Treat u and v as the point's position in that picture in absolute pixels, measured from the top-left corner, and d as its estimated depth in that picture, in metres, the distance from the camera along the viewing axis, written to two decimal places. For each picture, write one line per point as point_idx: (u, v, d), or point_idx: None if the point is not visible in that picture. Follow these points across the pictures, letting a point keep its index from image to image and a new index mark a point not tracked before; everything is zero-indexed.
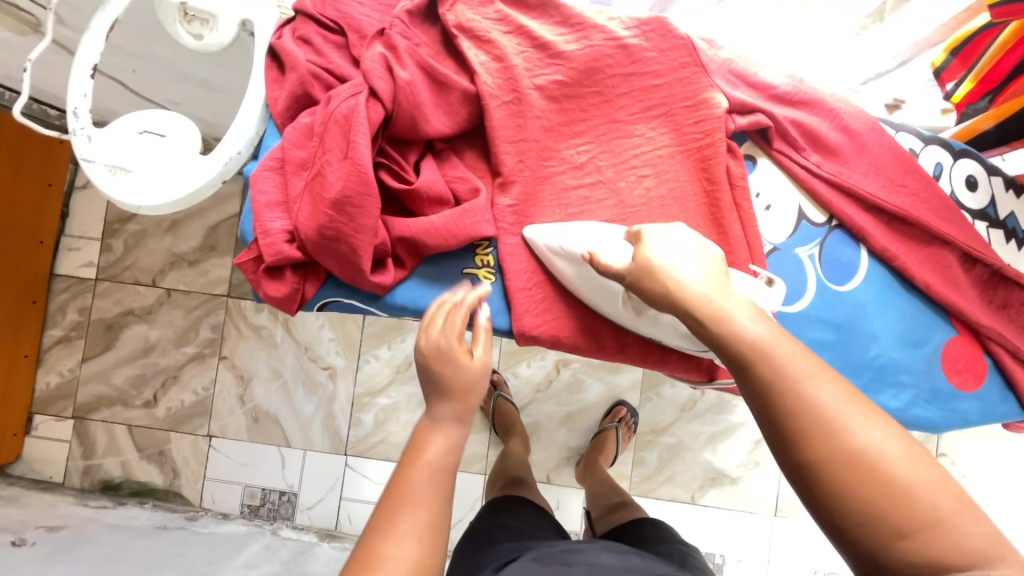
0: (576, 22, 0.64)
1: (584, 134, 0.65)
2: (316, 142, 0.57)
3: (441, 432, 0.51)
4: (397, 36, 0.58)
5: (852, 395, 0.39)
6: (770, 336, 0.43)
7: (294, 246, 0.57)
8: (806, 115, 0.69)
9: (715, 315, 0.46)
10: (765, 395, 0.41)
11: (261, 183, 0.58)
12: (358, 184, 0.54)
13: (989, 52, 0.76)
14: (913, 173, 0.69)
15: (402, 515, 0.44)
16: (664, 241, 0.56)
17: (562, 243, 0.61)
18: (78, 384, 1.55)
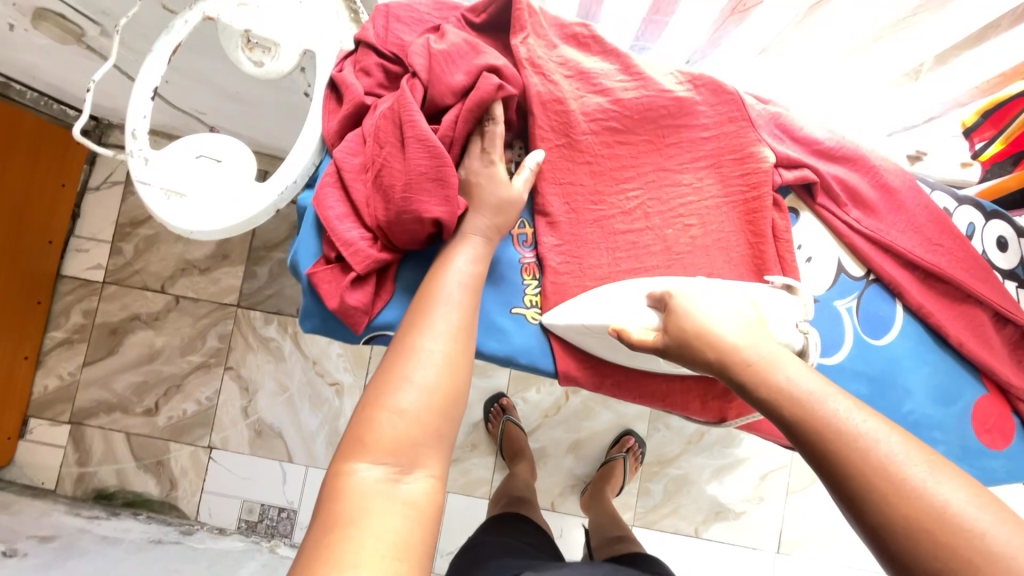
0: (635, 72, 0.66)
1: (633, 180, 0.66)
2: (371, 146, 0.57)
3: (467, 245, 0.58)
4: (457, 58, 0.57)
5: (908, 443, 0.41)
6: (816, 392, 0.45)
7: (378, 247, 0.57)
8: (847, 171, 0.70)
9: (759, 374, 0.48)
10: (821, 453, 0.42)
11: (328, 199, 0.58)
12: (430, 159, 0.53)
13: (1015, 123, 0.79)
14: (948, 232, 0.71)
15: (434, 314, 0.53)
16: (703, 295, 0.55)
17: (585, 321, 0.59)
18: (78, 388, 1.52)
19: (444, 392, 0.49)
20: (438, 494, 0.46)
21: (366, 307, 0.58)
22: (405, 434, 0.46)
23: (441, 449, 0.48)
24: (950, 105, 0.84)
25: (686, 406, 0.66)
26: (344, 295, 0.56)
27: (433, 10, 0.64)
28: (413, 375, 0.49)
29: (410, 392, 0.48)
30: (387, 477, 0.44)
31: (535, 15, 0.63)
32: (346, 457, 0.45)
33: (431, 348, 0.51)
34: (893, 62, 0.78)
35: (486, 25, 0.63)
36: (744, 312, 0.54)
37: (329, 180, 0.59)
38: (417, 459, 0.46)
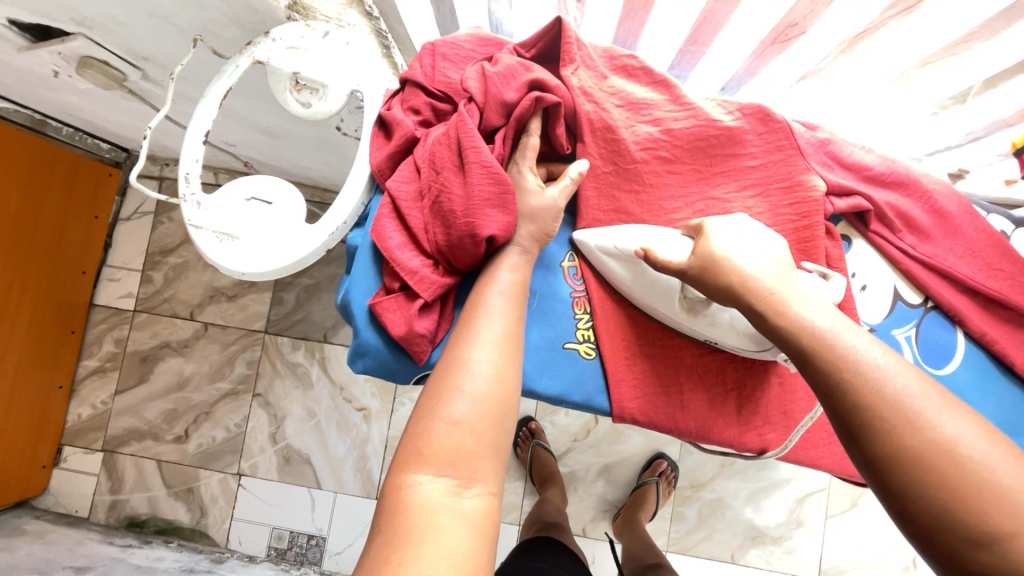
0: (686, 102, 0.64)
1: (682, 211, 0.64)
2: (426, 172, 0.55)
3: (510, 258, 0.56)
4: (509, 80, 0.56)
5: (923, 381, 0.41)
6: (834, 326, 0.45)
7: (439, 271, 0.55)
8: (900, 196, 0.68)
9: (775, 306, 0.48)
10: (831, 386, 0.42)
11: (386, 228, 0.56)
12: (493, 185, 0.53)
13: None
14: (1008, 256, 0.68)
15: (482, 323, 0.51)
16: (729, 233, 0.54)
17: (615, 243, 0.59)
18: (110, 416, 1.53)
19: (497, 402, 0.48)
20: (495, 509, 0.44)
21: (431, 335, 0.56)
22: (462, 446, 0.45)
23: (498, 464, 0.46)
24: (996, 124, 0.82)
25: (742, 441, 0.62)
26: (413, 323, 0.54)
27: (477, 45, 0.63)
28: (465, 385, 0.48)
29: (462, 402, 0.47)
30: (449, 490, 0.43)
31: (584, 46, 0.61)
32: (405, 471, 0.44)
33: (483, 358, 0.49)
34: (938, 88, 0.76)
35: (537, 57, 0.62)
36: (769, 249, 0.53)
37: (383, 210, 0.57)
38: (477, 468, 0.45)
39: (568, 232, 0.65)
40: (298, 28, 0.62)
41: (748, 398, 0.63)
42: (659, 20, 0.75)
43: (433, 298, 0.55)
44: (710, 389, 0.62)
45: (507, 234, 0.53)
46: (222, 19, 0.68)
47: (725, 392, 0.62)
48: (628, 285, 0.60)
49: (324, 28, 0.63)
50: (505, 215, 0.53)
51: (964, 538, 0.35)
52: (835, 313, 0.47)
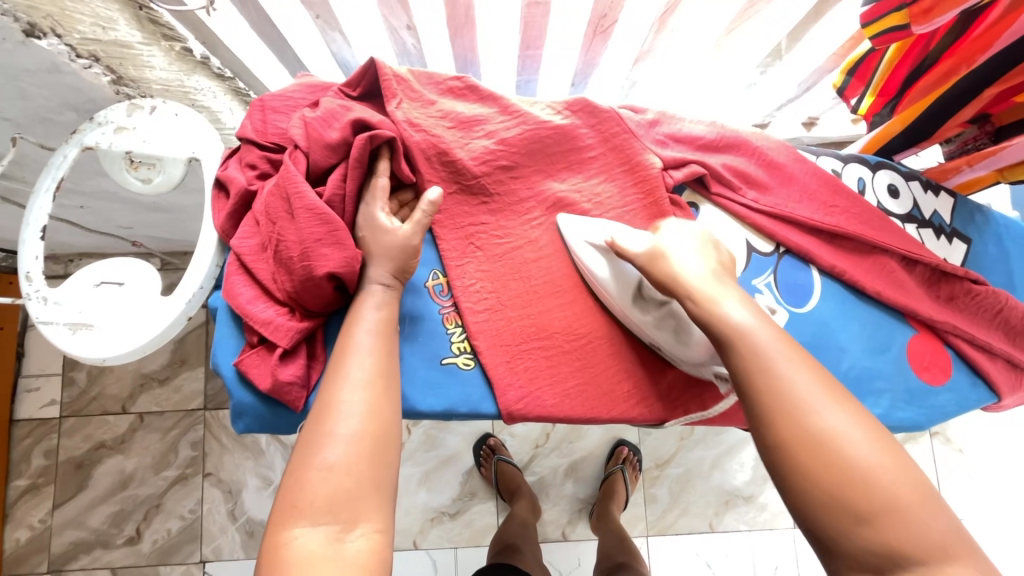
0: (513, 110, 0.68)
1: (536, 209, 0.68)
2: (265, 225, 0.57)
3: (372, 296, 0.57)
4: (336, 118, 0.59)
5: (823, 388, 0.47)
6: (752, 322, 0.52)
7: (295, 318, 0.57)
8: (733, 158, 0.74)
9: (705, 305, 0.54)
10: (744, 376, 0.50)
11: (236, 286, 0.57)
12: (322, 225, 0.54)
13: (881, 68, 0.81)
14: (840, 193, 0.75)
15: (350, 364, 0.52)
16: (675, 239, 0.61)
17: (591, 238, 0.66)
18: (52, 533, 1.43)
19: (374, 439, 0.49)
20: (383, 546, 0.45)
21: (302, 380, 0.56)
22: (340, 490, 0.46)
23: (381, 501, 0.47)
24: (817, 72, 0.93)
25: (632, 415, 0.66)
26: (277, 372, 0.55)
27: (306, 92, 0.65)
28: (337, 428, 0.48)
29: (336, 446, 0.47)
30: (328, 539, 0.44)
31: (405, 81, 0.65)
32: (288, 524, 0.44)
33: (352, 399, 0.50)
34: (754, 46, 0.84)
35: (365, 92, 0.65)
36: (708, 255, 0.60)
37: (232, 269, 0.58)
38: (360, 509, 0.46)
39: (430, 251, 0.67)
40: (123, 108, 0.62)
41: (625, 372, 0.66)
42: (489, 31, 0.79)
43: (293, 344, 0.56)
44: (593, 373, 0.65)
45: (347, 266, 0.55)
46: (53, 105, 0.68)
47: (607, 371, 0.66)
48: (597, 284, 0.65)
49: (151, 104, 0.63)
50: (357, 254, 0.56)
51: (848, 518, 0.41)
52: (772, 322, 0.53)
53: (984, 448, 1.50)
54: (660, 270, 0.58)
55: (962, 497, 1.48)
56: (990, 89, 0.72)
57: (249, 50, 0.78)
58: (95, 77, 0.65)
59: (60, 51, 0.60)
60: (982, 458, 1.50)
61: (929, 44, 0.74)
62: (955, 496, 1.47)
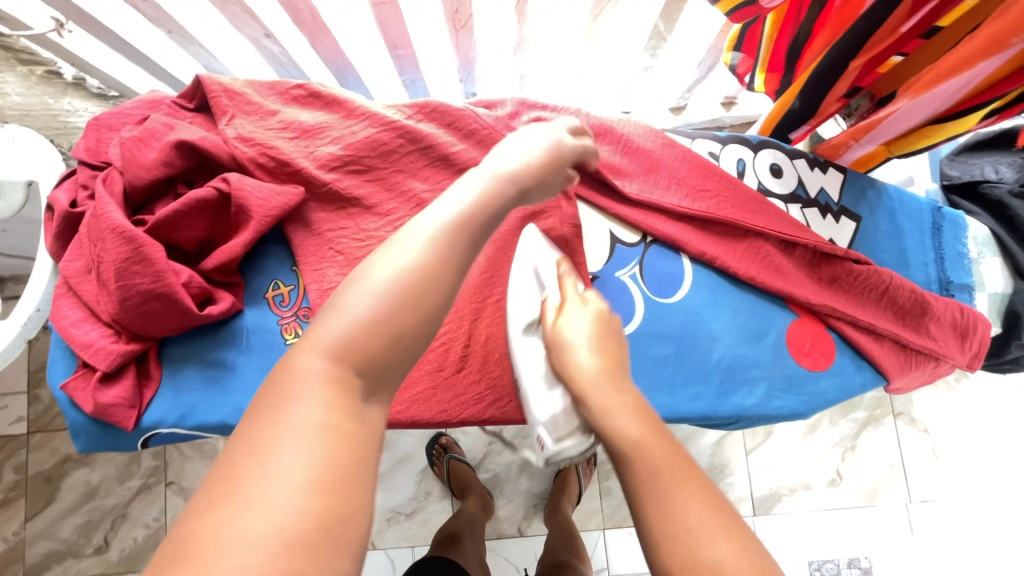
0: (359, 113, 0.65)
1: (398, 209, 0.66)
2: (86, 246, 0.57)
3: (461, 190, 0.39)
4: (161, 132, 0.58)
5: (719, 521, 0.37)
6: (649, 435, 0.43)
7: (121, 341, 0.57)
8: (598, 146, 0.72)
9: (598, 406, 0.47)
10: (637, 495, 0.40)
11: (63, 309, 0.57)
12: (127, 247, 0.53)
13: (764, 44, 0.78)
14: (711, 176, 0.72)
15: (375, 283, 0.33)
16: (579, 314, 0.55)
17: (537, 256, 0.65)
18: (26, 545, 1.41)
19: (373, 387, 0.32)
20: None
21: (129, 400, 0.57)
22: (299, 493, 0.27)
23: (359, 468, 0.29)
24: (714, 50, 0.89)
25: (487, 416, 0.65)
26: (98, 396, 0.56)
27: (144, 107, 0.64)
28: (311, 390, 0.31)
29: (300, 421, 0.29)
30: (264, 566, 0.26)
31: (239, 95, 0.63)
32: (226, 457, 0.29)
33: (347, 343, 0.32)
34: (631, 25, 0.81)
35: (202, 105, 0.64)
36: (615, 343, 0.53)
37: (60, 291, 0.58)
38: (323, 464, 0.28)
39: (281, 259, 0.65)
40: None
41: (481, 374, 0.65)
42: (347, 32, 0.76)
43: (115, 367, 0.56)
44: (445, 375, 0.64)
45: (163, 285, 0.54)
46: None
47: (458, 370, 0.64)
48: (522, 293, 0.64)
49: None
50: (183, 269, 0.56)
51: None
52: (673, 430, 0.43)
53: (954, 427, 1.40)
54: (564, 351, 0.53)
55: (930, 480, 1.38)
56: (854, 62, 0.67)
57: (123, 70, 0.79)
58: None
59: None
60: (952, 438, 1.40)
61: (799, 17, 0.70)
62: (923, 479, 1.38)
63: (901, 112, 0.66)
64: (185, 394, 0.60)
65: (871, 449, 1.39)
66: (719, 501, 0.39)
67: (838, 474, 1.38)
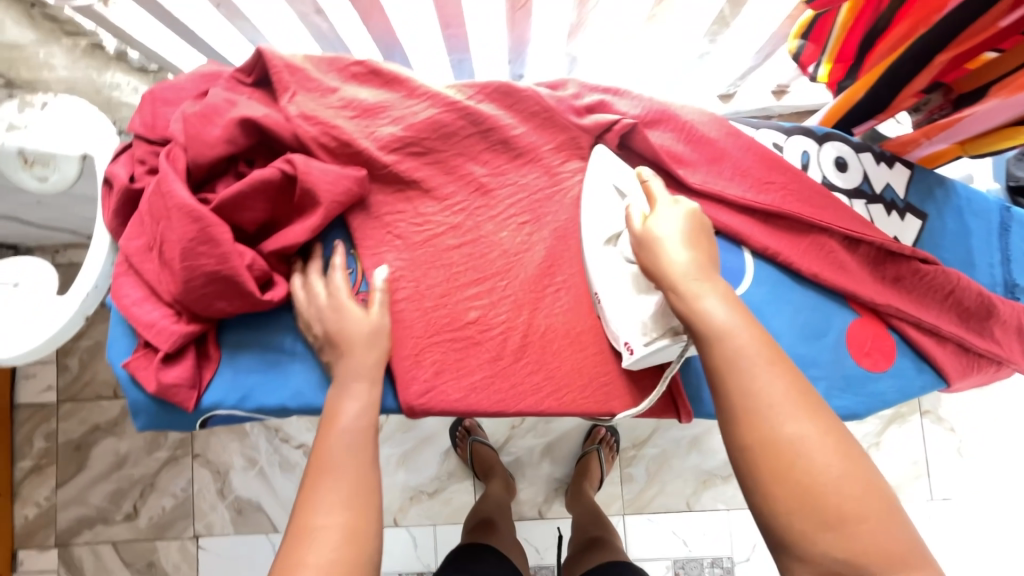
0: (421, 93, 0.64)
1: (456, 194, 0.66)
2: (148, 224, 0.56)
3: (349, 398, 0.56)
4: (226, 107, 0.57)
5: (797, 398, 0.46)
6: (734, 323, 0.50)
7: (182, 321, 0.56)
8: (659, 133, 0.69)
9: (687, 296, 0.51)
10: (722, 373, 0.48)
11: (124, 287, 0.57)
12: (194, 227, 0.52)
13: (835, 33, 0.74)
14: (776, 168, 0.70)
15: (325, 484, 0.51)
16: (669, 211, 0.57)
17: (614, 167, 0.65)
18: (57, 510, 1.42)
19: (361, 545, 0.48)
20: None
21: (191, 380, 0.57)
22: None
23: None
24: (775, 39, 0.86)
25: (543, 407, 0.64)
26: (161, 376, 0.55)
27: (197, 81, 0.62)
28: (309, 556, 0.46)
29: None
30: None
31: (300, 70, 0.61)
32: None
33: (325, 522, 0.49)
34: (699, 10, 0.79)
35: (260, 80, 0.62)
36: (702, 239, 0.56)
37: (121, 269, 0.57)
38: None
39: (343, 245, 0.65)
40: (13, 105, 0.62)
41: (539, 364, 0.64)
42: (400, 6, 0.74)
43: (177, 347, 0.56)
44: (502, 363, 0.64)
45: (230, 267, 0.53)
46: None
47: (516, 360, 0.64)
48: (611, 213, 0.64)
49: (42, 99, 0.63)
50: (247, 250, 0.55)
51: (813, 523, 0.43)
52: (755, 319, 0.50)
53: (984, 425, 1.38)
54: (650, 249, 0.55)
55: (955, 479, 1.36)
56: (941, 56, 0.64)
57: (173, 49, 0.78)
58: None
59: None
60: (978, 439, 1.38)
61: (879, 7, 0.67)
62: (948, 478, 1.36)
63: (980, 114, 0.65)
64: (245, 375, 0.59)
65: (897, 446, 1.37)
66: (797, 379, 0.48)
67: None
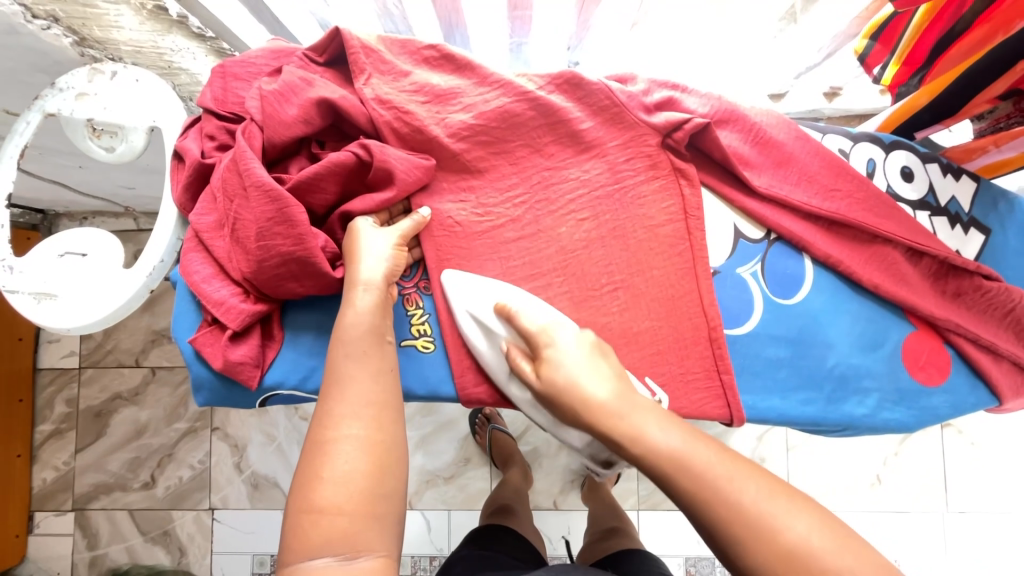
0: (493, 81, 0.63)
1: (519, 185, 0.65)
2: (220, 201, 0.55)
3: (358, 300, 0.55)
4: (302, 86, 0.56)
5: (773, 491, 0.44)
6: (684, 443, 0.48)
7: (249, 300, 0.56)
8: (727, 133, 0.68)
9: (630, 434, 0.49)
10: (695, 506, 0.45)
11: (192, 263, 0.56)
12: (272, 205, 0.52)
13: (908, 33, 0.72)
14: (844, 175, 0.69)
15: (342, 395, 0.50)
16: (572, 348, 0.56)
17: (472, 297, 0.61)
18: (76, 475, 1.43)
19: (383, 456, 0.49)
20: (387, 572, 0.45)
21: (255, 359, 0.57)
22: (337, 529, 0.45)
23: (376, 513, 0.47)
24: (840, 38, 0.85)
25: None
26: (227, 353, 0.55)
27: (268, 57, 0.61)
28: (326, 471, 0.47)
29: (328, 487, 0.46)
30: (336, 565, 0.44)
31: (375, 52, 0.60)
32: (294, 515, 0.46)
33: (350, 432, 0.49)
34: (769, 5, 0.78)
35: (334, 60, 0.62)
36: (607, 366, 0.55)
37: (189, 244, 0.57)
38: (355, 509, 0.46)
39: None
40: (84, 73, 0.60)
41: None
42: None
43: (243, 326, 0.56)
44: None
45: (304, 248, 0.53)
46: (19, 69, 0.65)
47: None
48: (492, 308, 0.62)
49: (112, 68, 0.61)
50: (319, 233, 0.55)
51: None
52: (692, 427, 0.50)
53: (1004, 442, 1.38)
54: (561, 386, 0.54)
55: (969, 492, 1.37)
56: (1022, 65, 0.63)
57: (247, 29, 0.77)
58: (55, 39, 0.61)
59: (15, 12, 0.56)
60: (994, 454, 1.38)
61: (961, 9, 0.65)
62: (962, 491, 1.37)
63: None
64: (307, 357, 0.59)
65: (914, 457, 1.38)
66: (761, 473, 0.46)
67: (877, 478, 1.38)
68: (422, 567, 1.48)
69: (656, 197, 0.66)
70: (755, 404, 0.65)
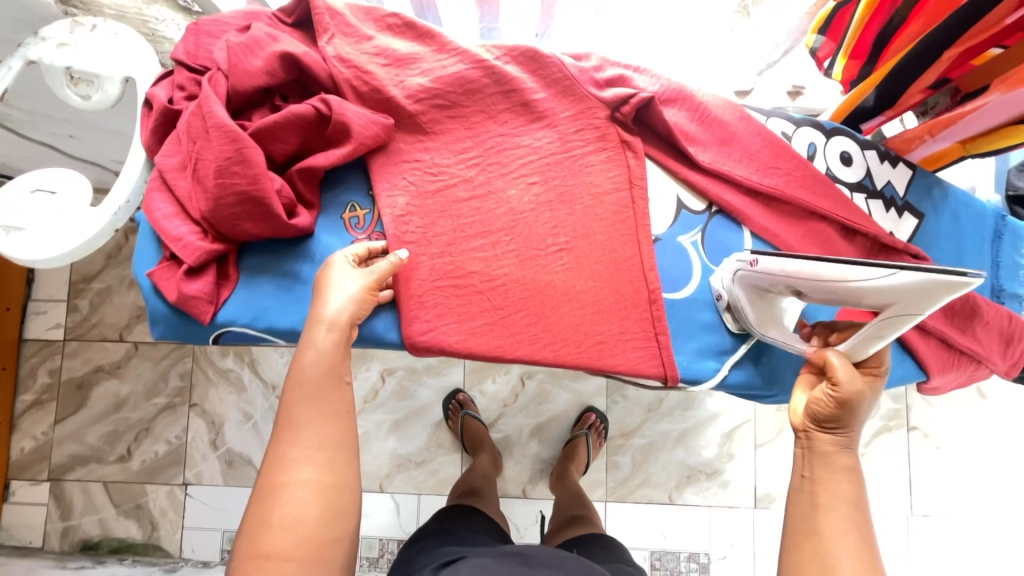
0: (451, 48, 0.67)
1: (472, 148, 0.69)
2: (185, 143, 0.59)
3: (315, 342, 0.56)
4: (268, 43, 0.60)
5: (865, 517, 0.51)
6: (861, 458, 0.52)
7: (208, 238, 0.59)
8: (673, 110, 0.72)
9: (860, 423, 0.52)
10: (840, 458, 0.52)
11: (155, 202, 0.60)
12: (230, 145, 0.56)
13: (851, 29, 0.75)
14: (784, 154, 0.72)
15: (294, 436, 0.53)
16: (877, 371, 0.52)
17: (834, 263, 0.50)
18: (53, 446, 1.44)
19: (334, 501, 0.52)
20: None
21: (209, 295, 0.60)
22: (284, 574, 0.49)
23: (325, 554, 0.51)
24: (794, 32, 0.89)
25: (536, 358, 0.66)
26: (182, 286, 0.59)
27: (242, 18, 0.66)
28: (275, 516, 0.50)
29: (276, 532, 0.50)
30: None
31: (340, 16, 0.65)
32: (243, 551, 0.50)
33: (303, 476, 0.52)
34: None
35: (302, 24, 0.66)
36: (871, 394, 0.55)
37: (154, 185, 0.61)
38: (304, 554, 0.50)
39: (361, 182, 0.68)
40: (66, 26, 0.65)
41: (537, 318, 0.67)
42: None
43: (200, 262, 0.59)
44: (501, 312, 0.66)
45: (259, 187, 0.56)
46: (10, 25, 0.69)
47: (514, 311, 0.67)
48: (814, 264, 0.51)
49: (93, 22, 0.65)
50: (275, 176, 0.59)
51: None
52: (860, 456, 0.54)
53: (972, 444, 1.38)
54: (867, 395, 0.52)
55: (935, 495, 1.36)
56: (950, 51, 0.67)
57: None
58: None
59: None
60: (961, 456, 1.38)
61: (894, 4, 0.68)
62: (928, 492, 1.36)
63: (991, 106, 0.68)
64: (258, 295, 0.63)
65: (883, 457, 1.37)
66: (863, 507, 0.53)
67: None
68: (389, 550, 1.48)
69: (603, 166, 0.70)
70: (689, 363, 0.68)
